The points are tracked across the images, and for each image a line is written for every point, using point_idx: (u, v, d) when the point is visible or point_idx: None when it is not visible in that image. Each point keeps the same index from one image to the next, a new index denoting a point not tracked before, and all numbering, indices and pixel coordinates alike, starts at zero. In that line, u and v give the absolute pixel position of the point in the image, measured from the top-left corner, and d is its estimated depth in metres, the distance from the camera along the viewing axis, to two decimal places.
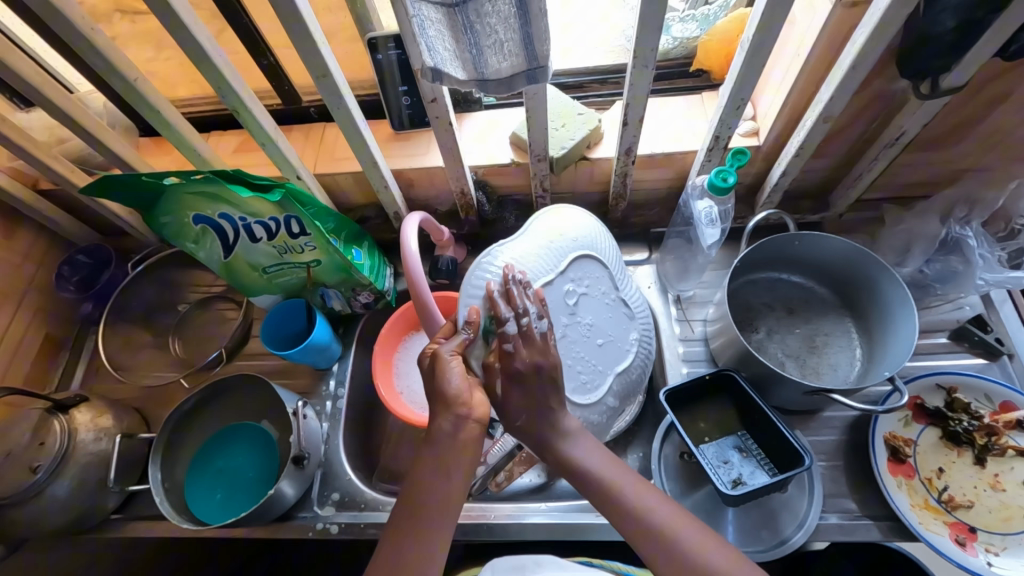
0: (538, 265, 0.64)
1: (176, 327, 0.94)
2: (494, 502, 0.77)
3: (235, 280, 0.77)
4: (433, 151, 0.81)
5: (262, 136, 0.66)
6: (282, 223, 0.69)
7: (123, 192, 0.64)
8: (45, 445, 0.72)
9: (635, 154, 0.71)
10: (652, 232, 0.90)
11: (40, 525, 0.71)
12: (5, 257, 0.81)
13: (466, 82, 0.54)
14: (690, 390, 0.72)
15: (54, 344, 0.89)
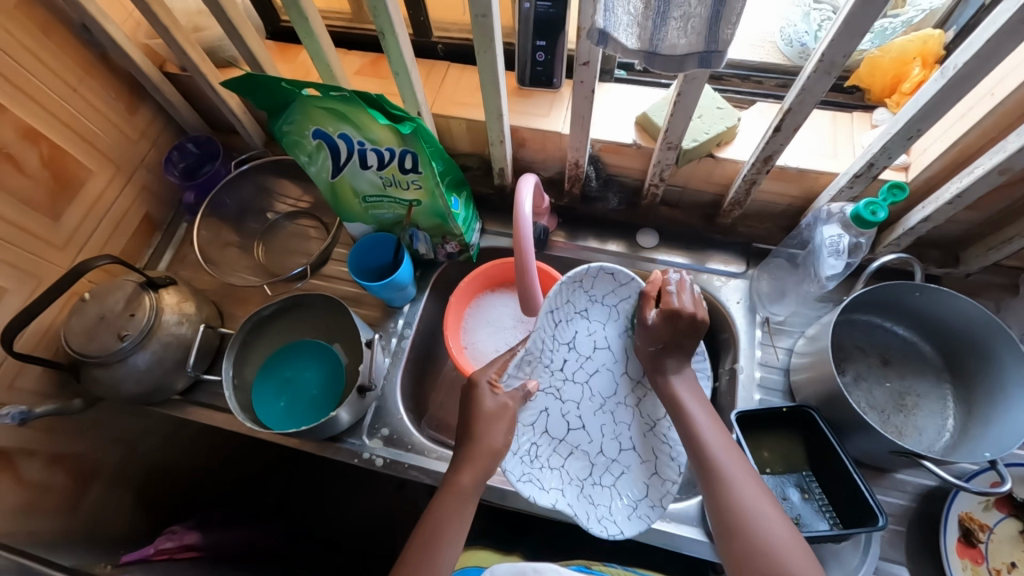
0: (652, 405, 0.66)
1: (262, 234, 0.97)
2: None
3: (334, 202, 0.77)
4: (554, 115, 0.78)
5: (398, 65, 0.65)
6: (397, 155, 0.68)
7: (259, 94, 0.64)
8: (135, 317, 0.75)
9: (773, 163, 0.66)
10: (754, 246, 0.84)
11: (120, 388, 0.75)
12: (124, 131, 0.84)
13: (634, 52, 0.50)
14: (762, 417, 0.70)
15: (151, 223, 0.92)
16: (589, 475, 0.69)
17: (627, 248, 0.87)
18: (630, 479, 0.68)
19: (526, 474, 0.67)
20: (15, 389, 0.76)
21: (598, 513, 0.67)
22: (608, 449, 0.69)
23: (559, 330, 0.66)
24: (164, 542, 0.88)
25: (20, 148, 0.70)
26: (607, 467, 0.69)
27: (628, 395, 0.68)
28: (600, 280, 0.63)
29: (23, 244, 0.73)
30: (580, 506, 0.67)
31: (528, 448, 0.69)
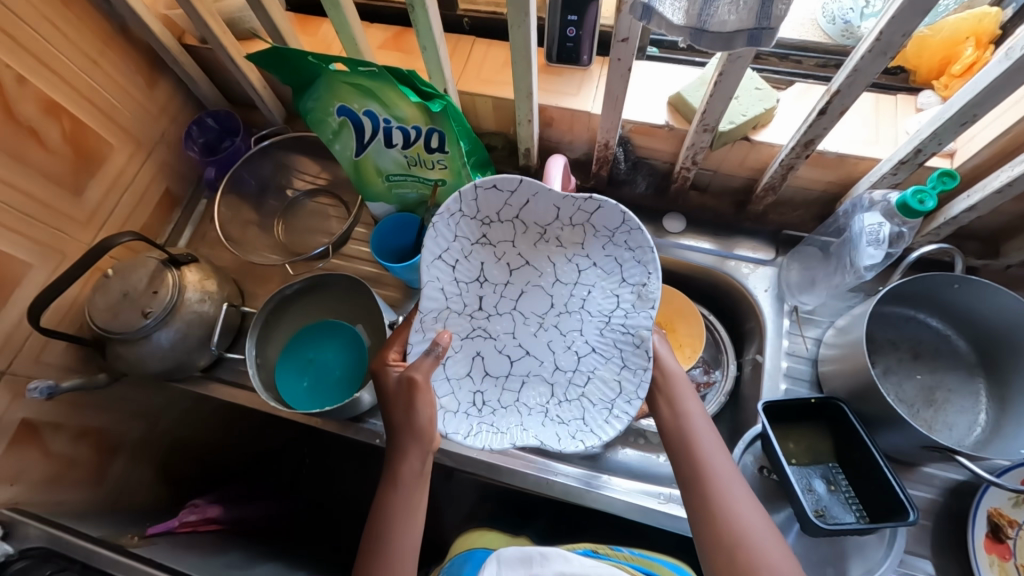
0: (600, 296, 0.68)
1: (282, 212, 0.96)
2: (555, 460, 0.76)
3: (357, 181, 0.76)
4: (583, 94, 0.75)
5: (427, 39, 0.62)
6: (423, 134, 0.66)
7: (284, 69, 0.62)
8: (158, 294, 0.75)
9: (813, 148, 0.64)
10: (784, 234, 0.82)
11: (144, 364, 0.76)
12: (144, 105, 0.82)
13: (679, 28, 0.47)
14: (790, 408, 0.70)
15: (172, 199, 0.92)
16: (546, 403, 0.69)
17: (653, 234, 0.85)
18: (598, 384, 0.67)
19: (475, 423, 0.68)
20: (42, 362, 0.76)
21: (571, 429, 0.67)
22: (564, 363, 0.70)
23: (461, 269, 0.69)
24: (187, 515, 0.89)
25: (41, 121, 0.69)
26: (568, 383, 0.69)
27: (565, 303, 0.70)
28: (472, 200, 0.66)
29: (46, 219, 0.72)
30: (547, 434, 0.67)
31: (473, 396, 0.69)
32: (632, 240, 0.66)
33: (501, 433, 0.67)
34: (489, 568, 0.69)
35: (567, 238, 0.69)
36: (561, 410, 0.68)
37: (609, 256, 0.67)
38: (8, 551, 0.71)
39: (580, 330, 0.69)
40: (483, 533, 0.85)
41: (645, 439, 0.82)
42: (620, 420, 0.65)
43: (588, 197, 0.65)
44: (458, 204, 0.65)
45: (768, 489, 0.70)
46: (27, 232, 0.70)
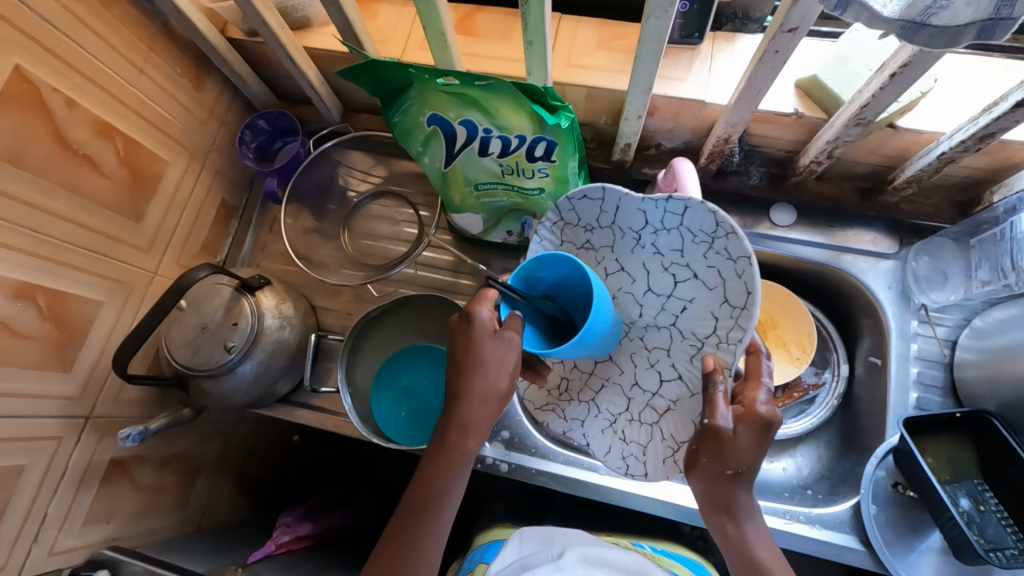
0: (698, 325, 0.54)
1: (345, 218, 0.88)
2: None
3: (443, 191, 0.68)
4: (695, 77, 0.66)
5: (535, 32, 0.53)
6: (527, 142, 0.58)
7: (373, 80, 0.54)
8: (238, 325, 0.70)
9: (991, 140, 0.55)
10: (907, 222, 0.75)
11: (229, 399, 0.72)
12: (192, 112, 0.74)
13: (885, 20, 0.39)
14: (933, 421, 0.65)
15: (228, 211, 0.85)
16: (621, 414, 0.59)
17: (758, 227, 0.78)
18: (677, 415, 0.55)
19: (549, 404, 0.64)
20: (123, 400, 0.73)
21: (627, 451, 0.59)
22: (644, 379, 0.58)
23: None
24: (280, 536, 0.88)
25: (95, 147, 0.62)
26: (646, 402, 0.58)
27: (665, 326, 0.56)
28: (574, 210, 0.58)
29: (111, 253, 0.66)
30: (599, 441, 0.61)
31: (559, 381, 0.64)
32: (730, 251, 0.50)
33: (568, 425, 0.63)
34: (511, 545, 0.64)
35: (662, 247, 0.54)
36: (631, 427, 0.59)
37: (711, 269, 0.52)
38: None
39: (668, 349, 0.56)
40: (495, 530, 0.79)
41: None
42: (678, 453, 0.54)
43: (674, 196, 0.51)
44: (556, 212, 0.58)
45: (906, 507, 0.66)
46: (94, 269, 0.65)
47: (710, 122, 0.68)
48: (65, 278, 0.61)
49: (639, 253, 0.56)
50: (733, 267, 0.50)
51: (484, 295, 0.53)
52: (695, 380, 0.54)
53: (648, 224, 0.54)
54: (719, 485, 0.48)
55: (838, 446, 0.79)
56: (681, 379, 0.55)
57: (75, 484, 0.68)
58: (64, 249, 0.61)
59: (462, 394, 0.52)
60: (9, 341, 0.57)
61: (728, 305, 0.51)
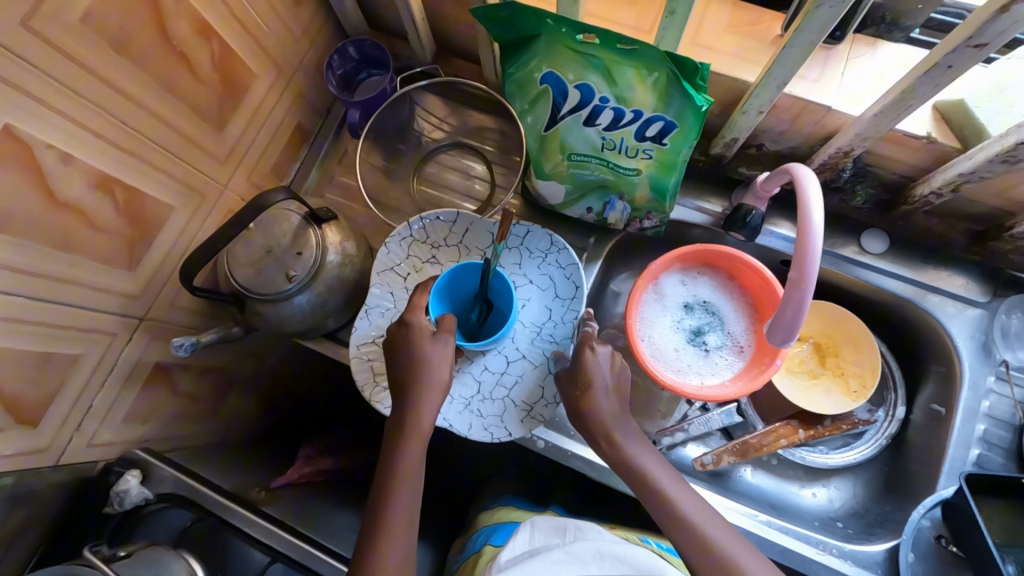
0: (555, 324, 0.65)
1: (418, 163, 0.85)
2: None
3: (536, 156, 0.66)
4: (827, 80, 0.61)
5: (683, 3, 0.49)
6: (643, 119, 0.55)
7: (502, 26, 0.52)
8: (302, 255, 0.69)
9: None
10: (1006, 273, 0.71)
11: (281, 325, 0.71)
12: (287, 26, 0.71)
13: None
14: (996, 483, 0.63)
15: (301, 136, 0.82)
16: (480, 402, 0.62)
17: (845, 250, 0.74)
18: (523, 389, 0.63)
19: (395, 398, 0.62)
20: (176, 308, 0.72)
21: (487, 422, 0.62)
22: (490, 364, 0.64)
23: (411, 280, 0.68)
24: (302, 467, 0.89)
25: (193, 46, 0.60)
26: (495, 383, 0.63)
27: (525, 336, 0.65)
28: (419, 224, 0.68)
29: (188, 158, 0.65)
30: (460, 420, 0.62)
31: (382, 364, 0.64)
32: (561, 262, 0.65)
33: None
34: (520, 535, 0.57)
35: (504, 261, 0.67)
36: (484, 405, 0.62)
37: (545, 274, 0.65)
38: (147, 495, 0.69)
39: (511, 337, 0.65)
40: (505, 510, 0.78)
41: (778, 462, 0.80)
42: (531, 416, 0.61)
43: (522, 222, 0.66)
44: (407, 230, 0.68)
45: (947, 563, 0.64)
46: (172, 172, 0.63)
47: (828, 131, 0.64)
48: (145, 176, 0.60)
49: (515, 271, 0.67)
50: (565, 271, 0.65)
51: (415, 301, 0.58)
52: (537, 357, 0.64)
53: (542, 247, 0.66)
54: (584, 405, 0.55)
55: (874, 485, 0.77)
56: (524, 359, 0.64)
57: (121, 381, 0.68)
58: (147, 146, 0.59)
59: (414, 385, 0.54)
60: (85, 230, 0.56)
61: (560, 302, 0.65)
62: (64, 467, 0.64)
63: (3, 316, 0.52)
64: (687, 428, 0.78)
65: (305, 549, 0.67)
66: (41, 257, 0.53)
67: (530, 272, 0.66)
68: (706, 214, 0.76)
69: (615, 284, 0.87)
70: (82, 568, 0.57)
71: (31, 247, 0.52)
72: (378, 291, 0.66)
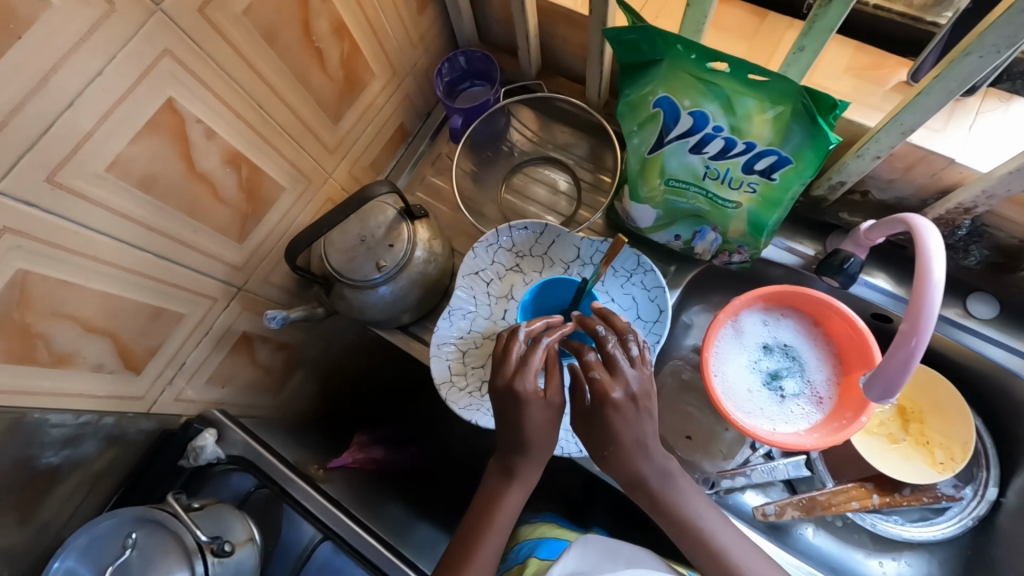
0: None
1: (507, 173, 0.87)
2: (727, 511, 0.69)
3: (633, 178, 0.66)
4: (952, 133, 0.59)
5: (816, 41, 0.49)
6: (754, 152, 0.55)
7: (625, 47, 0.54)
8: (392, 247, 0.72)
9: None
10: None
11: (363, 312, 0.74)
12: (408, 32, 0.75)
13: None
14: None
15: (401, 136, 0.86)
16: None
17: (947, 311, 0.70)
18: None
19: (470, 402, 0.63)
20: (269, 282, 0.76)
21: None
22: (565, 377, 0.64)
23: (494, 286, 0.69)
24: (355, 452, 0.92)
25: (327, 42, 0.64)
26: None
27: None
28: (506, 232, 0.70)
29: (305, 145, 0.69)
30: None
31: (460, 365, 0.65)
32: (645, 283, 0.65)
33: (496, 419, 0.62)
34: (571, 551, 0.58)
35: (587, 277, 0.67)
36: None
37: (628, 294, 0.65)
38: (219, 455, 0.74)
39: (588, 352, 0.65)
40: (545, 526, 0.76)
41: (843, 524, 0.75)
42: None
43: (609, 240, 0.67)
44: (495, 236, 0.69)
45: None
46: (289, 157, 0.68)
47: (945, 185, 0.61)
48: (267, 157, 0.64)
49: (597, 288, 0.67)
50: (649, 293, 0.64)
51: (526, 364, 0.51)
52: None
53: (627, 267, 0.66)
54: (625, 460, 0.50)
55: (947, 568, 0.72)
56: None
57: (213, 344, 0.72)
58: (274, 130, 0.64)
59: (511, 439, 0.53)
60: (210, 201, 0.61)
61: (640, 323, 0.65)
62: (153, 416, 0.69)
63: (131, 269, 0.57)
64: (749, 474, 0.75)
65: (355, 531, 0.69)
66: (170, 219, 0.58)
67: (612, 290, 0.67)
68: (797, 256, 0.75)
69: (687, 315, 0.85)
70: (161, 514, 0.61)
71: (165, 210, 0.57)
72: (462, 294, 0.68)
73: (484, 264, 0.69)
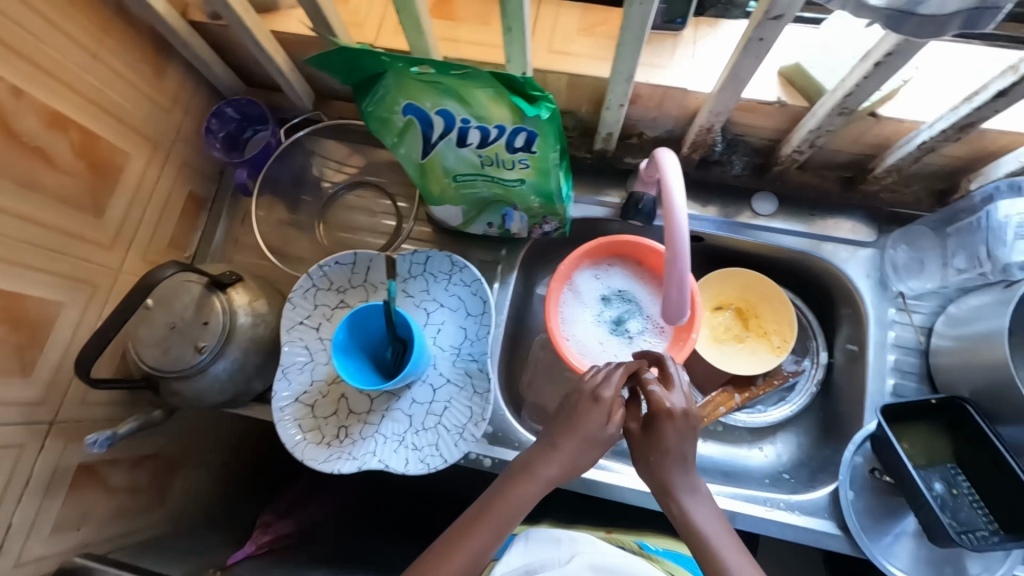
0: (468, 342, 0.65)
1: (321, 209, 0.84)
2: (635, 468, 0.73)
3: (423, 184, 0.66)
4: (678, 65, 0.65)
5: (514, 20, 0.51)
6: (507, 132, 0.57)
7: (347, 69, 0.53)
8: (209, 324, 0.68)
9: (967, 131, 0.55)
10: (886, 211, 0.76)
11: (202, 398, 0.69)
12: (154, 99, 0.70)
13: (879, 11, 0.37)
14: (909, 407, 0.66)
15: (196, 205, 0.81)
16: (411, 436, 0.62)
17: (740, 217, 0.77)
18: (452, 413, 0.63)
19: (329, 455, 0.62)
20: (88, 403, 0.69)
21: (422, 454, 0.61)
22: (417, 395, 0.64)
23: (324, 329, 0.67)
24: (261, 536, 0.86)
25: (48, 138, 0.58)
26: (423, 414, 0.63)
27: (446, 364, 0.65)
28: (318, 273, 0.67)
29: (68, 251, 0.63)
30: (395, 458, 0.61)
31: (311, 420, 0.63)
32: (464, 280, 0.66)
33: (357, 461, 0.61)
34: (516, 545, 0.64)
35: (412, 291, 0.67)
36: (417, 438, 0.62)
37: (452, 295, 0.66)
38: None
39: (433, 363, 0.65)
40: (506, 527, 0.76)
41: (724, 428, 0.82)
42: (462, 439, 0.61)
43: (417, 250, 0.67)
44: (308, 280, 0.67)
45: (880, 493, 0.68)
46: (52, 268, 0.61)
47: (693, 111, 0.68)
48: (20, 278, 0.58)
49: (422, 300, 0.67)
50: (470, 290, 0.66)
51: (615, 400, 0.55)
52: (461, 379, 0.64)
53: (443, 271, 0.66)
54: (662, 470, 0.54)
55: (810, 432, 0.81)
56: (448, 383, 0.64)
57: (40, 491, 0.65)
58: (18, 248, 0.57)
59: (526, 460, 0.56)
60: None
61: (469, 319, 0.66)
62: None
63: None
64: None
65: None
66: None
67: (439, 297, 0.67)
68: (608, 206, 0.78)
69: (539, 289, 0.87)
70: None
71: None
72: (291, 348, 0.65)
73: (307, 312, 0.67)
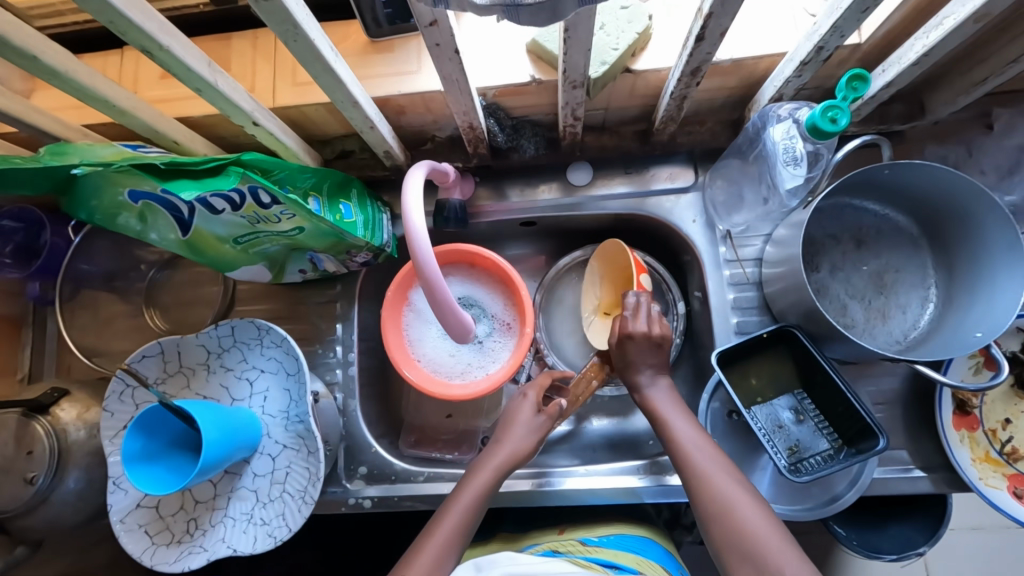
0: (295, 402, 0.64)
1: (146, 293, 0.81)
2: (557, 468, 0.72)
3: (203, 258, 0.62)
4: (427, 67, 0.62)
5: (195, 81, 0.48)
6: (247, 193, 0.53)
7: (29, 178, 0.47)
8: (34, 453, 0.65)
9: (704, 71, 0.54)
10: (698, 150, 0.75)
11: (55, 526, 0.67)
12: None
13: (488, 9, 0.34)
14: (744, 346, 0.66)
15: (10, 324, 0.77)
16: (258, 512, 0.61)
17: (559, 193, 0.76)
18: (294, 477, 0.62)
19: (180, 553, 0.60)
20: None
21: (271, 527, 0.61)
22: (258, 468, 0.63)
23: None
24: None
25: None
26: (268, 486, 0.62)
27: (279, 429, 0.64)
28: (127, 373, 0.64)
29: None
30: (245, 539, 0.60)
31: (157, 523, 0.62)
32: (275, 340, 0.64)
33: (207, 552, 0.60)
34: None
35: (228, 365, 0.65)
36: (264, 511, 0.61)
37: (268, 359, 0.64)
38: None
39: (266, 432, 0.64)
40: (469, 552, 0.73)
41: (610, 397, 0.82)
42: (304, 503, 0.60)
43: (220, 322, 0.64)
44: (120, 383, 0.64)
45: (739, 432, 0.69)
46: None
47: None
48: None
49: (242, 371, 0.65)
50: (282, 350, 0.64)
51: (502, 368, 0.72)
52: (297, 441, 0.63)
53: (252, 337, 0.64)
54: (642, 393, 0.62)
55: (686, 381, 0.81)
56: (285, 448, 0.63)
57: None
58: None
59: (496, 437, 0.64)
60: None
61: (291, 377, 0.64)
62: None
63: None
64: None
65: None
66: None
67: (258, 363, 0.65)
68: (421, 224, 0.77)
69: None
70: None
71: None
72: (117, 457, 0.63)
73: (128, 415, 0.64)
